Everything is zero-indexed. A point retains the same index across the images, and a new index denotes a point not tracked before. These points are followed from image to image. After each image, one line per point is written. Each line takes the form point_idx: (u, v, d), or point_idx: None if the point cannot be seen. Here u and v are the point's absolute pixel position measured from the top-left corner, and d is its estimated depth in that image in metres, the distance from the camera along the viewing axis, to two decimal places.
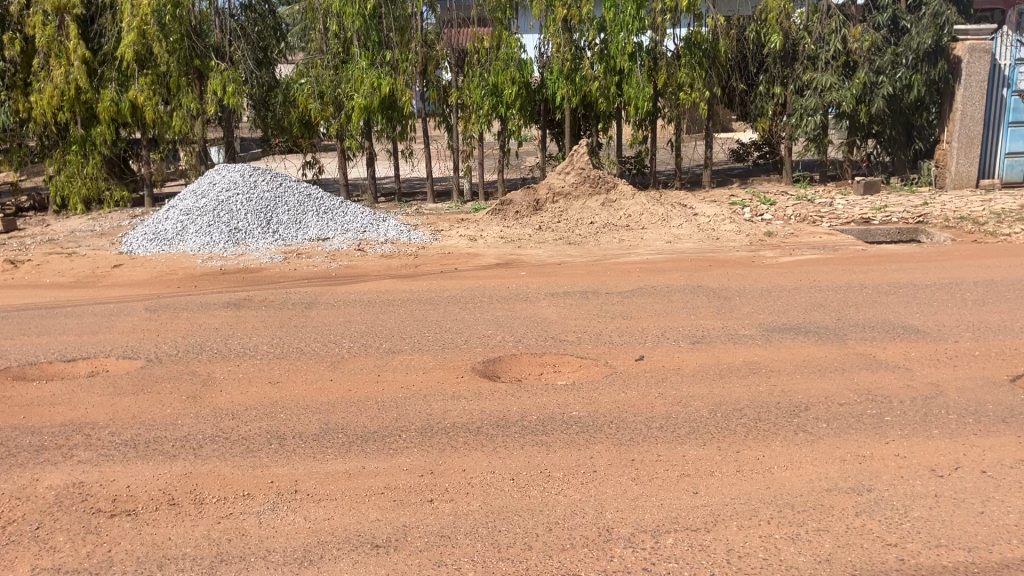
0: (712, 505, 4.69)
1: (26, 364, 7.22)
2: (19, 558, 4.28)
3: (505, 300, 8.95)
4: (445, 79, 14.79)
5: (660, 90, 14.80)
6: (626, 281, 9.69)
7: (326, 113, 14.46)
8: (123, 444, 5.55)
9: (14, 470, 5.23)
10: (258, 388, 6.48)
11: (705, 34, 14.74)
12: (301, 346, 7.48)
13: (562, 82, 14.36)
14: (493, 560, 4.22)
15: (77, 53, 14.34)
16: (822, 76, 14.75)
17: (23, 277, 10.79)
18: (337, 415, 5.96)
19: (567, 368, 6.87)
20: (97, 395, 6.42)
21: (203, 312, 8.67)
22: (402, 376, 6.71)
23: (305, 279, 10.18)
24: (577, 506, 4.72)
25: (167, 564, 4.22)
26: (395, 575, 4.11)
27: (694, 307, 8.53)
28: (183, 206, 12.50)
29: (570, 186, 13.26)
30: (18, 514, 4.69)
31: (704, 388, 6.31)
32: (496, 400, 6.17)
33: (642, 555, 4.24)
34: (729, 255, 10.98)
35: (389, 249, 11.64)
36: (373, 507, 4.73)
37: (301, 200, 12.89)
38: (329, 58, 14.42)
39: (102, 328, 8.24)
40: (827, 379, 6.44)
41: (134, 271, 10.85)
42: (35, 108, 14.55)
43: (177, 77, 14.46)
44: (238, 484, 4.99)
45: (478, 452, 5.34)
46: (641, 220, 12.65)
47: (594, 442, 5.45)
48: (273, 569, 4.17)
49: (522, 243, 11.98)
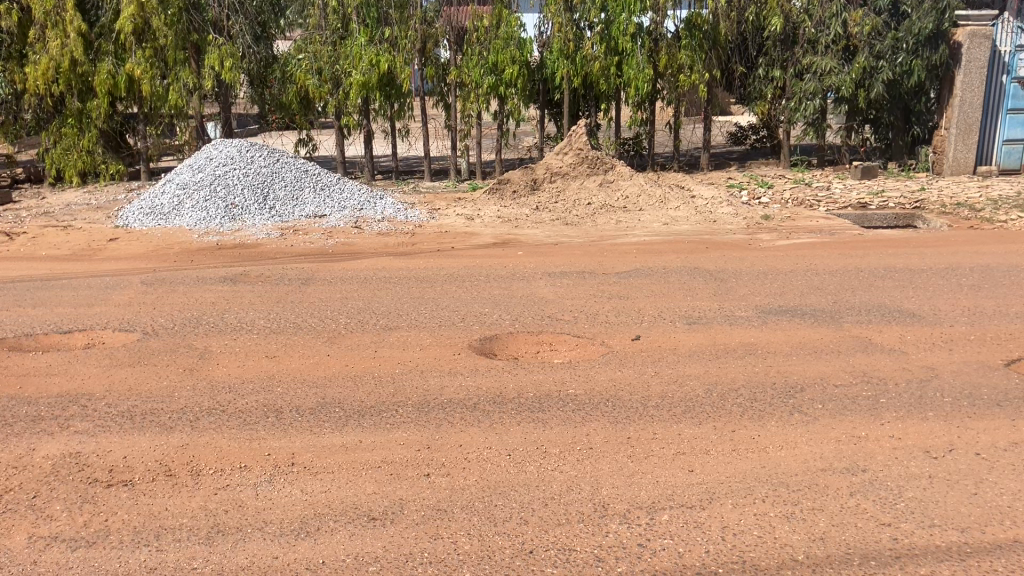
0: (707, 483, 4.71)
1: (21, 335, 7.19)
2: (15, 527, 4.28)
3: (503, 279, 8.92)
4: (444, 57, 14.70)
5: (660, 71, 14.75)
6: (624, 262, 9.67)
7: (324, 90, 14.37)
8: (119, 416, 5.54)
9: (11, 439, 5.22)
10: (254, 362, 6.46)
11: (707, 16, 14.67)
12: (298, 322, 7.47)
13: (562, 62, 14.32)
14: (490, 534, 4.23)
15: (74, 24, 14.23)
16: (822, 60, 14.75)
17: (19, 249, 10.75)
18: (333, 390, 5.96)
19: (564, 347, 6.87)
20: (93, 366, 6.41)
21: (200, 287, 8.63)
22: (399, 353, 6.70)
23: (302, 256, 10.16)
24: (573, 482, 4.73)
25: (164, 534, 4.23)
26: (392, 548, 4.13)
27: (691, 288, 8.53)
28: (180, 180, 12.45)
29: (568, 167, 13.22)
30: (15, 483, 4.70)
31: (701, 368, 6.33)
32: (493, 377, 6.17)
33: (638, 531, 4.26)
34: (726, 237, 10.97)
35: (386, 227, 11.62)
36: (370, 481, 4.74)
37: (298, 175, 12.80)
38: (328, 34, 14.37)
39: (98, 301, 8.20)
40: (823, 361, 6.46)
41: (130, 245, 10.82)
42: (31, 80, 14.41)
43: (176, 51, 14.34)
44: (235, 456, 5.00)
45: (474, 428, 5.34)
46: (638, 201, 12.60)
47: (590, 420, 5.46)
48: (270, 541, 4.18)
49: (520, 223, 11.95)
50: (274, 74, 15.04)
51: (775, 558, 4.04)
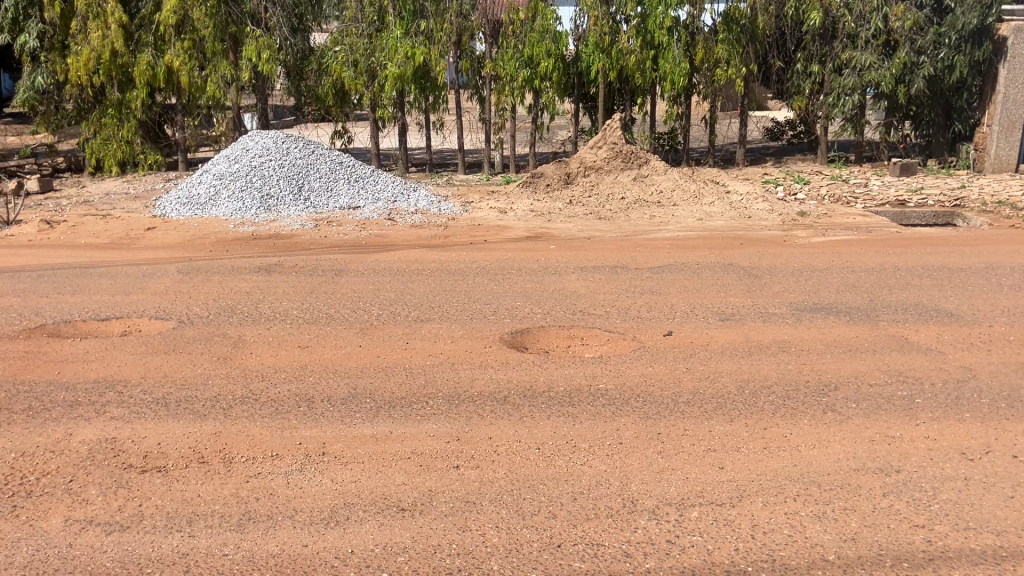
0: (738, 480, 4.68)
1: (60, 322, 7.31)
2: (52, 509, 4.36)
3: (534, 273, 8.91)
4: (479, 50, 14.75)
5: (696, 65, 14.63)
6: (657, 257, 9.61)
7: (360, 82, 14.42)
8: (154, 402, 5.62)
9: (49, 423, 5.31)
10: (287, 352, 6.52)
11: (745, 10, 14.53)
12: (330, 312, 7.52)
13: (598, 55, 14.27)
14: (519, 527, 4.24)
15: (115, 16, 14.43)
16: (861, 54, 14.51)
17: (59, 237, 10.93)
18: (365, 380, 6.00)
19: (595, 342, 6.84)
20: (129, 353, 6.50)
21: (235, 277, 8.72)
22: (431, 345, 6.72)
23: (335, 247, 10.22)
24: (602, 477, 4.72)
25: (196, 520, 4.28)
26: (420, 539, 4.14)
27: (724, 284, 8.47)
28: (217, 170, 12.60)
29: (602, 160, 13.18)
30: (52, 467, 4.78)
31: (732, 365, 6.28)
32: (524, 370, 6.18)
33: (667, 527, 4.25)
34: (761, 233, 10.87)
35: (419, 219, 11.65)
36: (399, 471, 4.76)
37: (333, 166, 12.88)
38: (365, 26, 14.44)
39: (136, 289, 8.31)
40: (857, 360, 6.38)
41: (167, 234, 10.96)
42: (72, 70, 14.61)
43: (213, 42, 14.44)
44: (267, 444, 5.04)
45: (504, 421, 5.34)
46: (673, 196, 12.51)
47: (620, 416, 5.43)
48: (300, 529, 4.21)
49: (553, 217, 11.92)
50: (310, 66, 15.16)
51: (805, 557, 4.00)
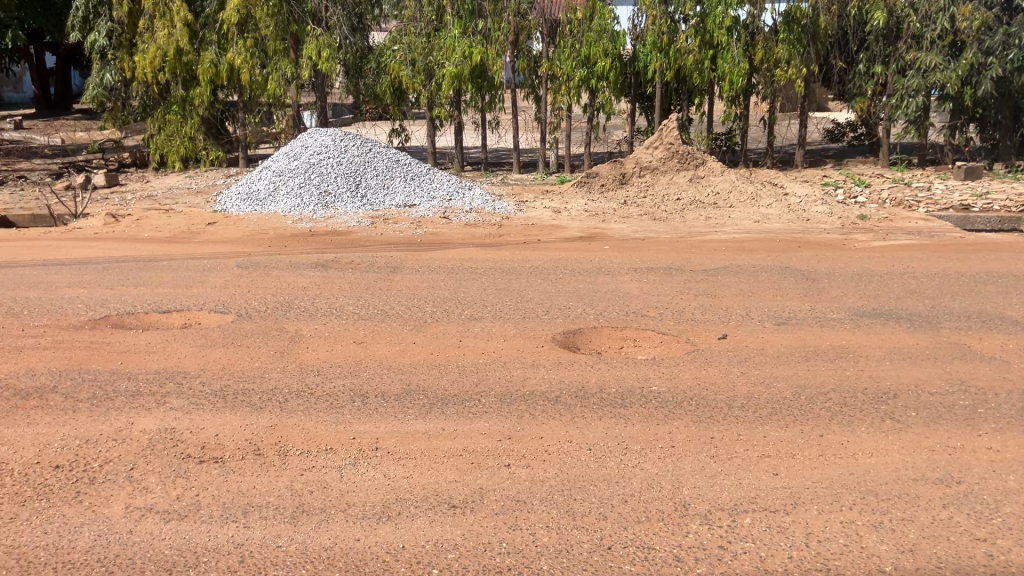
0: (792, 487, 4.61)
1: (124, 313, 7.49)
2: (114, 496, 4.48)
3: (587, 273, 8.90)
4: (536, 50, 14.82)
5: (756, 66, 14.42)
6: (713, 259, 9.52)
7: (417, 81, 14.51)
8: (213, 394, 5.73)
9: (113, 412, 5.45)
10: (342, 347, 6.60)
11: (806, 10, 14.32)
12: (385, 309, 7.60)
13: (656, 55, 14.17)
14: (569, 528, 4.23)
15: (180, 15, 14.73)
16: (925, 55, 14.18)
17: (124, 230, 11.21)
18: (418, 376, 6.05)
19: (648, 343, 6.80)
20: (190, 345, 6.64)
21: (293, 272, 8.85)
22: (483, 343, 6.74)
23: (390, 244, 10.31)
24: (654, 480, 4.69)
25: (252, 511, 4.35)
26: (471, 537, 4.16)
27: (781, 287, 8.36)
28: (276, 167, 12.81)
29: (659, 161, 13.09)
30: (114, 455, 4.90)
31: (788, 369, 6.19)
32: (576, 371, 6.16)
33: (720, 533, 4.21)
34: (820, 236, 10.70)
35: (473, 218, 11.70)
36: (451, 468, 4.79)
37: (389, 164, 12.99)
38: (423, 25, 14.56)
39: (196, 282, 8.48)
40: (917, 367, 6.25)
41: (227, 229, 11.16)
42: (139, 68, 14.96)
43: (275, 41, 14.66)
44: (321, 438, 5.11)
45: (556, 421, 5.34)
46: (730, 198, 12.37)
47: (673, 418, 5.39)
48: (352, 523, 4.26)
49: (607, 217, 11.88)
50: (369, 65, 15.33)
51: (861, 568, 3.93)
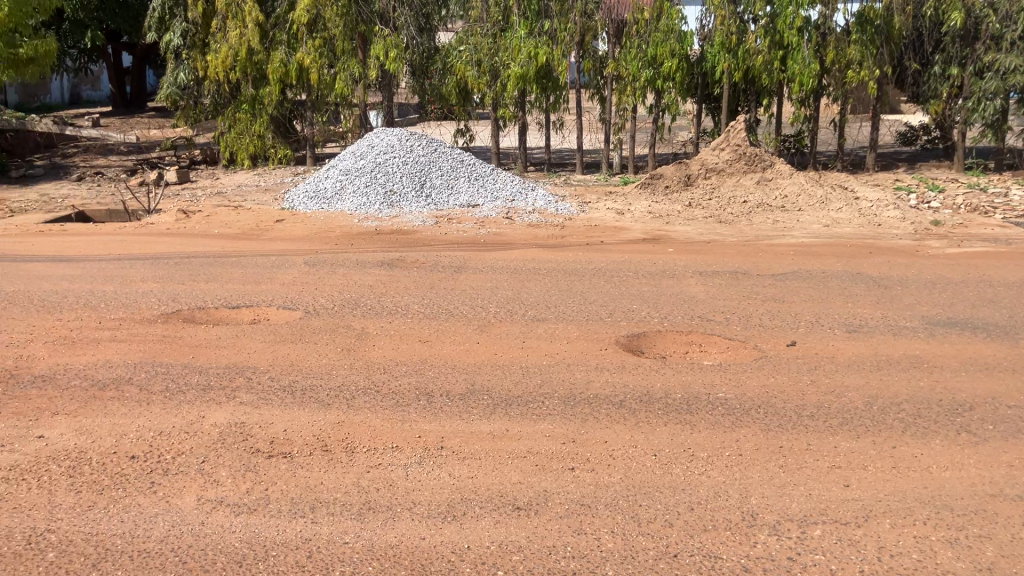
0: (864, 499, 4.50)
1: (195, 308, 7.65)
2: (187, 488, 4.57)
3: (652, 276, 8.82)
4: (602, 50, 14.75)
5: (827, 67, 14.16)
6: (781, 263, 9.36)
7: (483, 82, 14.55)
8: (282, 389, 5.81)
9: (186, 405, 5.57)
10: (407, 345, 6.65)
11: (880, 10, 14.00)
12: (449, 308, 7.63)
13: (724, 56, 13.98)
14: (635, 534, 4.19)
15: (252, 15, 15.02)
16: (1005, 57, 13.72)
17: (195, 226, 11.46)
18: (482, 376, 6.06)
19: (714, 348, 6.72)
20: (259, 341, 6.76)
21: (358, 270, 8.95)
22: (547, 344, 6.73)
23: (453, 244, 10.35)
24: (721, 488, 4.62)
25: (319, 507, 4.40)
26: (535, 540, 4.15)
27: (851, 294, 8.18)
28: (343, 166, 12.97)
29: (725, 162, 12.93)
30: (186, 447, 5.01)
31: (859, 379, 6.05)
32: (640, 374, 6.11)
33: (789, 544, 4.13)
34: (892, 242, 10.45)
35: (536, 218, 11.69)
36: (515, 470, 4.78)
37: (454, 164, 13.05)
38: (489, 26, 14.60)
39: (265, 279, 8.63)
40: (995, 379, 6.05)
41: (295, 226, 11.33)
42: (212, 67, 15.29)
43: (343, 41, 14.83)
44: (387, 435, 5.15)
45: (621, 426, 5.30)
46: (798, 201, 12.16)
47: (741, 426, 5.31)
48: (418, 521, 4.28)
49: (672, 219, 11.77)
50: (435, 66, 15.43)
51: None
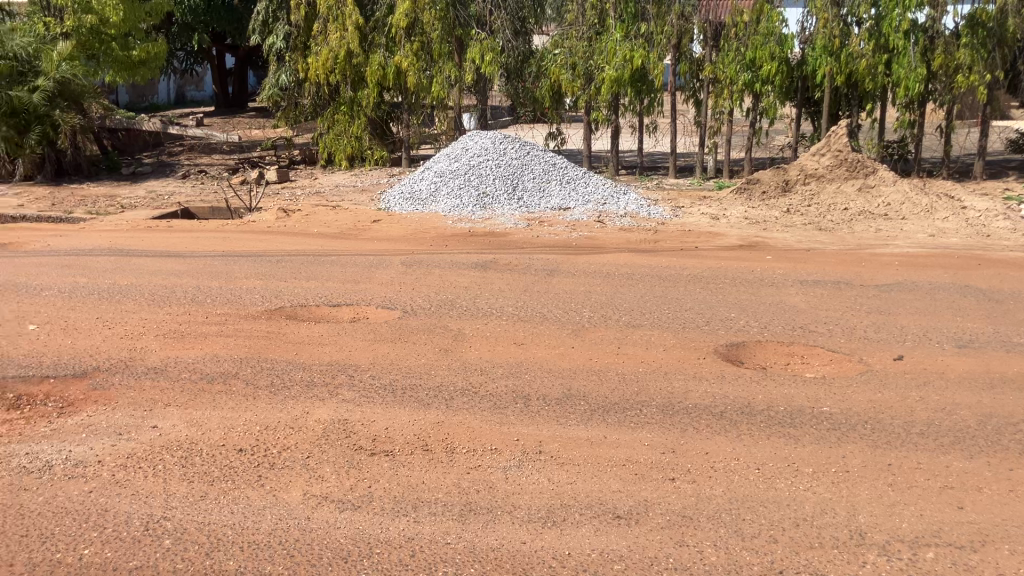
0: (980, 523, 4.33)
1: (297, 305, 7.84)
2: (293, 482, 4.68)
3: (749, 284, 8.67)
4: (698, 53, 14.58)
5: (934, 71, 13.69)
6: (884, 274, 9.08)
7: (576, 85, 14.53)
8: (382, 388, 5.90)
9: (291, 400, 5.71)
10: (504, 348, 6.68)
11: (993, 12, 13.48)
12: (545, 312, 7.64)
13: (826, 59, 13.66)
14: (738, 548, 4.12)
15: (352, 18, 15.30)
16: None
17: (294, 225, 11.74)
18: (579, 381, 6.04)
19: (817, 360, 6.55)
20: (359, 339, 6.88)
21: (453, 271, 9.04)
22: (644, 351, 6.67)
23: (546, 247, 10.36)
24: (827, 504, 4.50)
25: (421, 506, 4.46)
26: (636, 549, 4.11)
27: (960, 307, 7.88)
28: (437, 168, 13.12)
29: (825, 168, 12.62)
30: (292, 442, 5.13)
31: (972, 396, 5.82)
32: (740, 385, 6.00)
33: (900, 565, 4.00)
34: (1002, 254, 10.03)
35: (629, 222, 11.62)
36: (614, 478, 4.75)
37: (547, 167, 13.07)
38: (586, 29, 14.60)
39: (363, 278, 8.78)
40: None
41: (390, 227, 11.50)
42: (312, 69, 15.67)
43: (440, 44, 15.00)
44: (486, 437, 5.18)
45: (722, 437, 5.21)
46: (901, 210, 11.78)
47: (847, 442, 5.16)
48: (518, 525, 4.29)
49: (768, 226, 11.54)
50: (530, 69, 15.49)
51: None
